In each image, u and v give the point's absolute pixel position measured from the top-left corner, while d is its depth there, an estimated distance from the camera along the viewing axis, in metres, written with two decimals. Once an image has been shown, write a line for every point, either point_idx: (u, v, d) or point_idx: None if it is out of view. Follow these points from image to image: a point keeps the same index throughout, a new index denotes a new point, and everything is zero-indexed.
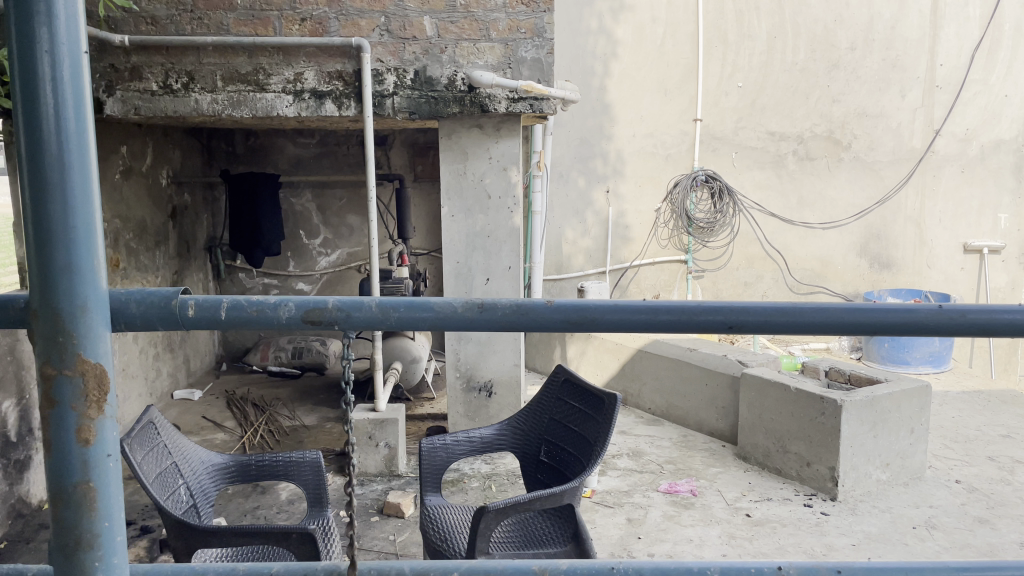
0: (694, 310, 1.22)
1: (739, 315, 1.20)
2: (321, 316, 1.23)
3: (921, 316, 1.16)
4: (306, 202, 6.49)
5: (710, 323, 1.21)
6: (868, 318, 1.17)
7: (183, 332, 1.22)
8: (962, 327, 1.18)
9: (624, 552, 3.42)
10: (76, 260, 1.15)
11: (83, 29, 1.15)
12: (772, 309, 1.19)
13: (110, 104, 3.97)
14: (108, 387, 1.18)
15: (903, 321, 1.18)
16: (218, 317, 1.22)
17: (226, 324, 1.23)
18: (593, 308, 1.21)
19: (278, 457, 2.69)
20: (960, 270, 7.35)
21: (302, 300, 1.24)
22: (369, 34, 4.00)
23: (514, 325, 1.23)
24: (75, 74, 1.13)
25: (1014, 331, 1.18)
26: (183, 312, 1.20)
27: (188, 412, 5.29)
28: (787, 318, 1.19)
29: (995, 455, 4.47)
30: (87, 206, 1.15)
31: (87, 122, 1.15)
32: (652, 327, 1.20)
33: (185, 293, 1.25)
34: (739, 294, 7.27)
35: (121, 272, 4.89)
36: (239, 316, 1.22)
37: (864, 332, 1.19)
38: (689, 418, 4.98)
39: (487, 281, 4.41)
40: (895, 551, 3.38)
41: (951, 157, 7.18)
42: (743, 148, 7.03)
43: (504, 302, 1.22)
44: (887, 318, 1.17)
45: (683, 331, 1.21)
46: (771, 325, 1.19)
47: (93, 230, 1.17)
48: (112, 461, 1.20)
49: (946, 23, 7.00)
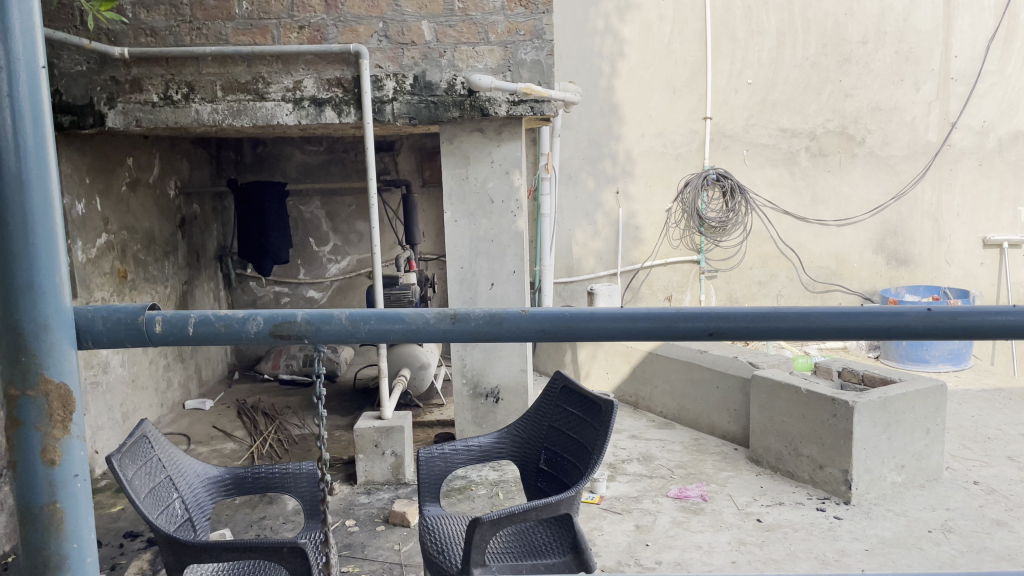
0: (671, 317, 1.21)
1: (720, 321, 1.18)
2: (290, 329, 1.25)
3: (910, 319, 1.14)
4: (315, 209, 6.50)
5: (689, 330, 1.19)
6: (852, 324, 1.14)
7: (149, 348, 1.23)
8: (951, 330, 1.14)
9: (632, 559, 3.36)
10: (39, 277, 1.13)
11: (40, 42, 1.13)
12: (753, 315, 1.17)
13: (111, 116, 3.98)
14: (73, 407, 1.16)
15: (890, 325, 1.15)
16: (185, 333, 1.24)
17: (193, 340, 1.24)
18: (567, 317, 1.22)
19: (273, 469, 2.66)
20: (981, 265, 7.21)
21: (272, 314, 1.26)
22: (368, 40, 3.98)
23: (489, 337, 1.24)
24: (32, 90, 1.11)
25: (1003, 333, 1.14)
26: (151, 328, 1.21)
27: (199, 422, 5.30)
28: (768, 324, 1.17)
29: (1015, 455, 4.36)
30: (48, 222, 1.13)
31: (48, 141, 1.13)
32: (627, 334, 1.20)
33: (154, 308, 1.26)
34: (754, 294, 7.17)
35: (129, 283, 4.91)
36: (207, 332, 1.24)
37: (848, 337, 1.16)
38: (700, 421, 4.92)
39: (492, 286, 4.37)
40: (910, 556, 3.29)
41: (968, 150, 7.04)
42: (754, 146, 6.94)
43: (477, 312, 1.24)
44: (874, 322, 1.14)
45: (660, 338, 1.20)
46: (753, 331, 1.17)
47: (55, 247, 1.14)
48: (80, 481, 1.19)
49: (960, 13, 6.88)
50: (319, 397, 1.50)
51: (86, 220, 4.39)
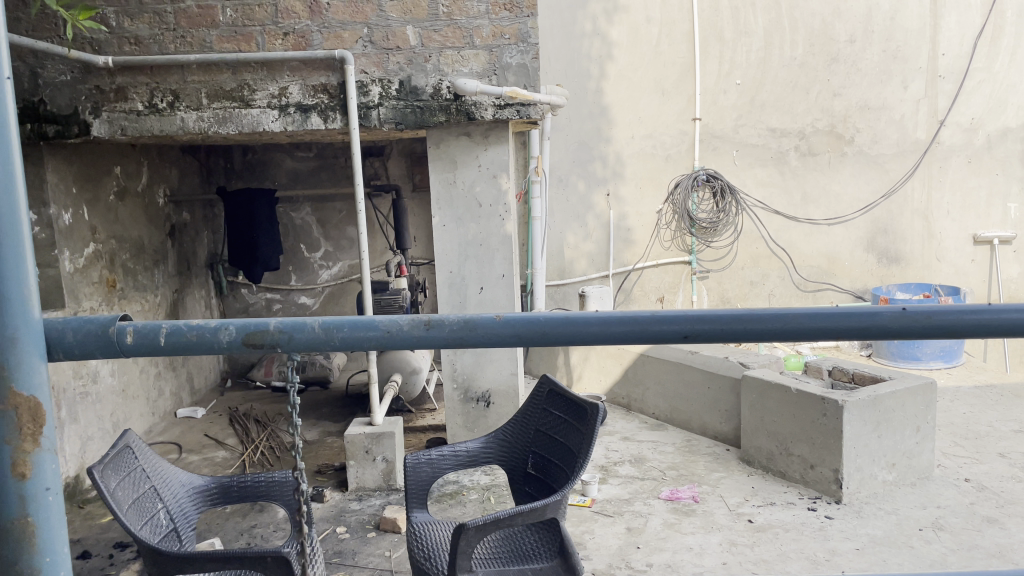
0: (646, 320, 1.21)
1: (695, 324, 1.19)
2: (262, 338, 1.24)
3: (885, 320, 1.13)
4: (305, 216, 6.49)
5: (663, 334, 1.19)
6: (827, 324, 1.13)
7: (121, 359, 1.22)
8: (929, 329, 1.13)
9: (623, 562, 3.35)
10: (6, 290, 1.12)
11: (5, 54, 1.12)
12: (728, 316, 1.18)
13: (96, 125, 3.98)
14: (43, 420, 1.16)
15: (866, 325, 1.14)
16: (157, 343, 1.23)
17: (166, 350, 1.23)
18: (540, 322, 1.22)
19: (257, 478, 2.65)
20: (971, 262, 7.22)
21: (244, 324, 1.25)
22: (353, 46, 3.98)
23: (463, 343, 1.24)
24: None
25: (983, 330, 1.13)
26: (122, 340, 1.21)
27: (190, 431, 5.28)
28: (743, 326, 1.17)
29: (1007, 451, 4.36)
30: (14, 233, 1.12)
31: (15, 156, 1.13)
32: (603, 339, 1.20)
33: (125, 318, 1.25)
34: (746, 294, 7.17)
35: (118, 292, 4.89)
36: (179, 342, 1.23)
37: (823, 338, 1.15)
38: (692, 422, 4.92)
39: (481, 290, 4.36)
40: (901, 555, 3.29)
41: (957, 147, 7.06)
42: (744, 146, 6.95)
43: (451, 319, 1.24)
44: (851, 322, 1.13)
45: (635, 342, 1.20)
46: (728, 333, 1.17)
47: (23, 259, 1.14)
48: (52, 495, 1.18)
49: (947, 11, 6.89)
50: (293, 407, 1.48)
51: (73, 230, 4.38)
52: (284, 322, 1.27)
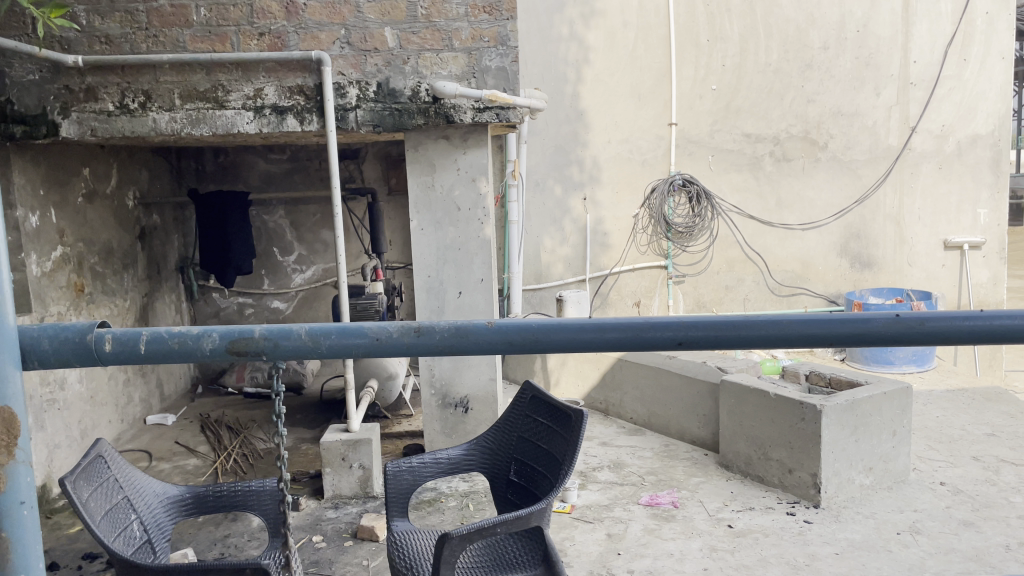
0: (641, 327, 1.38)
1: (687, 331, 1.37)
2: (244, 345, 1.40)
3: (874, 326, 1.32)
4: (279, 219, 6.40)
5: (659, 339, 1.36)
6: (818, 329, 1.33)
7: (97, 365, 1.37)
8: (914, 334, 1.33)
9: (604, 569, 3.33)
10: None
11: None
12: (719, 324, 1.36)
13: (65, 126, 3.88)
14: (16, 433, 1.29)
15: (857, 331, 1.33)
16: (135, 350, 1.38)
17: (144, 357, 1.38)
18: (532, 328, 1.39)
19: (234, 487, 2.58)
20: (942, 267, 7.33)
21: (226, 332, 1.41)
22: (330, 47, 3.92)
23: (450, 348, 1.41)
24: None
25: (967, 336, 1.33)
26: (100, 346, 1.36)
27: (160, 438, 5.16)
28: (735, 332, 1.36)
29: (980, 454, 4.41)
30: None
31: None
32: (598, 342, 1.37)
33: (102, 326, 1.40)
34: (721, 298, 7.19)
35: (86, 297, 4.78)
36: (158, 347, 1.38)
37: (813, 344, 1.34)
38: (670, 427, 4.91)
39: (459, 295, 4.31)
40: (880, 559, 3.30)
41: (928, 153, 7.16)
42: (719, 151, 6.98)
43: (441, 325, 1.41)
44: (842, 328, 1.33)
45: (630, 346, 1.37)
46: (718, 338, 1.36)
47: None
48: (25, 508, 1.31)
49: (918, 19, 7.00)
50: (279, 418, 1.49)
51: (41, 232, 4.27)
52: (269, 330, 1.42)
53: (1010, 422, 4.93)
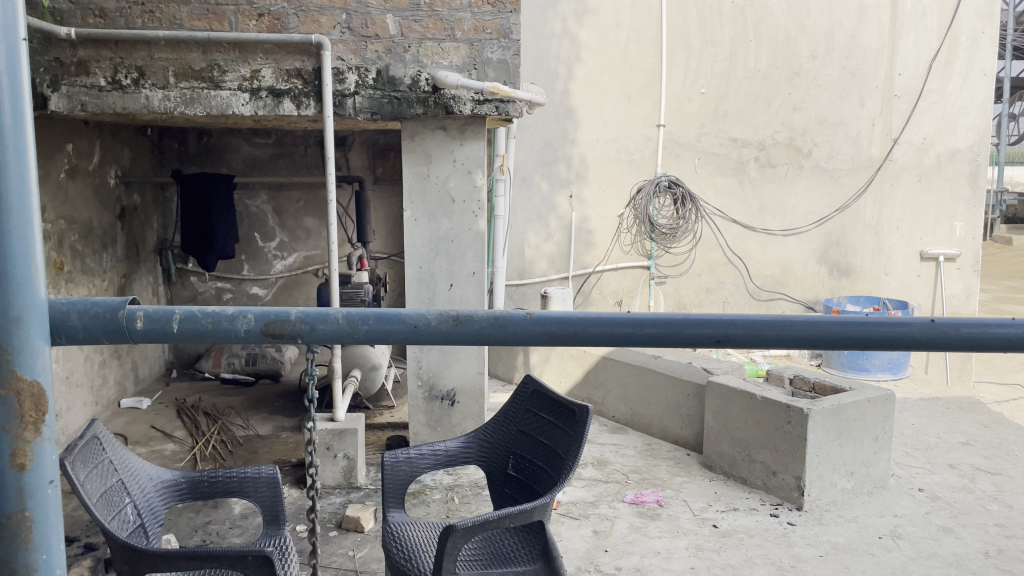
0: (680, 324, 1.36)
1: (727, 329, 1.35)
2: (280, 328, 1.37)
3: (916, 330, 1.31)
4: (261, 204, 6.32)
5: (697, 337, 1.35)
6: (856, 333, 1.32)
7: (128, 341, 1.32)
8: (956, 340, 1.32)
9: (592, 565, 3.33)
10: (14, 271, 1.19)
11: (21, 47, 1.19)
12: (760, 323, 1.34)
13: (53, 99, 3.77)
14: (45, 408, 1.22)
15: (897, 335, 1.32)
16: (168, 328, 1.34)
17: (177, 336, 1.34)
18: (572, 322, 1.37)
19: (230, 473, 2.50)
20: (917, 277, 7.46)
21: (261, 313, 1.37)
22: (330, 31, 3.87)
23: (490, 337, 1.38)
24: (13, 98, 1.17)
25: (1008, 343, 1.31)
26: (131, 323, 1.31)
27: (136, 422, 5.07)
28: (776, 331, 1.34)
29: (956, 462, 4.50)
30: (25, 233, 1.19)
31: (23, 144, 1.19)
32: (634, 338, 1.35)
33: (133, 303, 1.35)
34: (701, 301, 7.25)
35: (65, 275, 4.67)
36: (191, 328, 1.34)
37: (852, 345, 1.33)
38: (652, 426, 4.95)
39: (451, 287, 4.29)
40: (863, 562, 3.35)
41: (908, 165, 7.28)
42: (705, 155, 7.04)
43: (481, 316, 1.37)
44: (884, 331, 1.32)
45: (668, 343, 1.35)
46: (758, 337, 1.34)
47: (31, 239, 1.20)
48: (50, 488, 1.24)
49: (905, 32, 7.12)
50: (311, 376, 1.64)
51: None
52: (303, 313, 1.38)
53: (984, 432, 5.04)
